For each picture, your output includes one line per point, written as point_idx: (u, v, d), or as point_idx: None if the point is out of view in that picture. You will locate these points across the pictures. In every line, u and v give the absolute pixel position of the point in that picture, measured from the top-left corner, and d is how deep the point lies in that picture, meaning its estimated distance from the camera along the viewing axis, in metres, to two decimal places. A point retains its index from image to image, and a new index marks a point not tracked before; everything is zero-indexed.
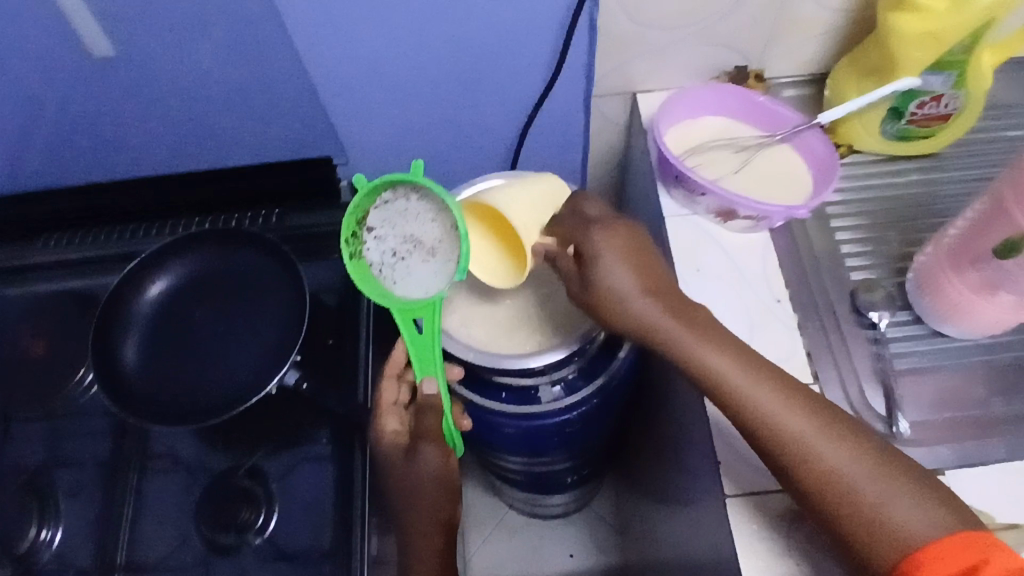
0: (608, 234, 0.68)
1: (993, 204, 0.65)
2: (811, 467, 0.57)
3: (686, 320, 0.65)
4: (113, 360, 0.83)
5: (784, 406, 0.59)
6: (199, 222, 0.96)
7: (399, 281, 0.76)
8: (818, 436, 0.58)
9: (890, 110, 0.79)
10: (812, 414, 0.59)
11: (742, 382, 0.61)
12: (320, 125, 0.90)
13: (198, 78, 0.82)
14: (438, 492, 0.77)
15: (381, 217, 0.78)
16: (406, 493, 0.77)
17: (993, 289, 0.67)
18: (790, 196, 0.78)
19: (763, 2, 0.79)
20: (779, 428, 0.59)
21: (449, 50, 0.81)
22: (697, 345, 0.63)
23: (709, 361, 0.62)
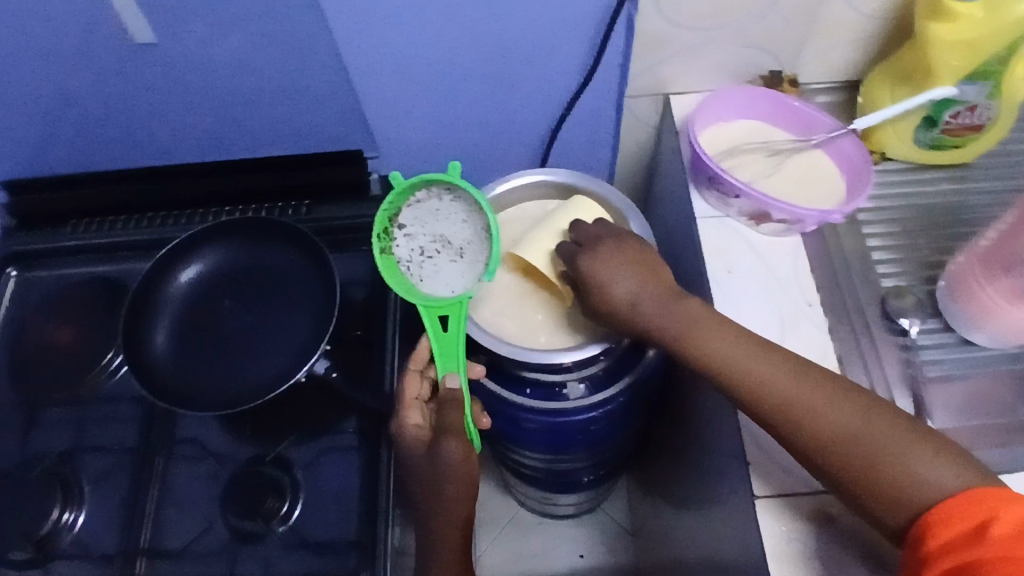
0: (603, 250, 0.74)
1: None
2: (810, 435, 0.59)
3: (681, 313, 0.68)
4: (143, 344, 0.84)
5: (780, 382, 0.61)
6: (229, 210, 0.96)
7: (426, 278, 0.78)
8: (812, 403, 0.59)
9: (924, 118, 0.79)
10: (804, 382, 0.60)
11: (735, 358, 0.63)
12: (353, 118, 0.90)
13: (236, 68, 0.82)
14: (461, 492, 0.73)
15: (413, 215, 0.80)
16: (429, 490, 0.74)
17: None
18: (823, 200, 0.78)
19: (801, 7, 0.79)
20: (773, 400, 0.61)
21: (487, 46, 0.81)
22: (694, 336, 0.66)
23: (702, 342, 0.65)
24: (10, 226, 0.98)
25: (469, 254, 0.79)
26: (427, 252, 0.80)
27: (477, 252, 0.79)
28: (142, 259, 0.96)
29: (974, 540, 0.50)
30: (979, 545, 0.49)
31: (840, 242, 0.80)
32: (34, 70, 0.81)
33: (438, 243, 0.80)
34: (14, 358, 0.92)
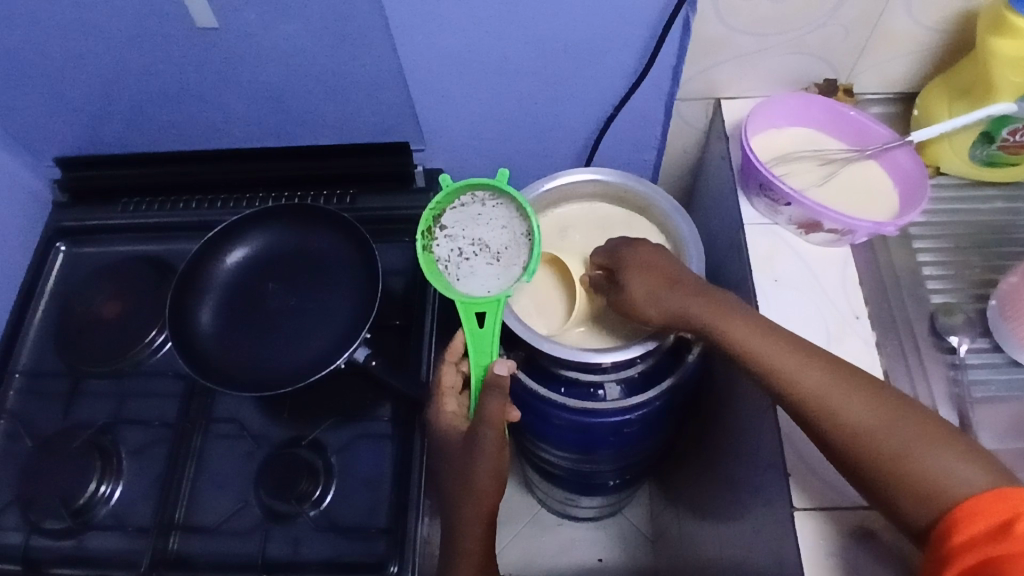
0: (644, 249, 0.76)
1: None
2: (837, 426, 0.60)
3: (719, 306, 0.68)
4: (187, 323, 0.85)
5: (813, 379, 0.62)
6: (276, 196, 0.97)
7: (462, 278, 0.78)
8: (839, 395, 0.61)
9: (981, 134, 0.77)
10: (833, 377, 0.62)
11: (767, 347, 0.65)
12: (402, 110, 0.91)
13: (292, 55, 0.83)
14: (493, 486, 0.71)
15: (456, 218, 0.81)
16: (460, 481, 0.72)
17: None
18: (874, 212, 0.77)
19: (861, 15, 0.78)
20: (802, 390, 0.62)
21: (540, 43, 0.81)
22: (731, 327, 0.67)
23: (733, 331, 0.66)
24: (64, 202, 1.00)
25: (506, 258, 0.78)
26: (465, 254, 0.79)
27: (514, 257, 0.78)
28: (189, 240, 0.98)
29: (996, 536, 0.51)
30: (1002, 541, 0.50)
31: (888, 256, 0.79)
32: (97, 49, 0.82)
33: (477, 246, 0.79)
34: (61, 330, 0.94)
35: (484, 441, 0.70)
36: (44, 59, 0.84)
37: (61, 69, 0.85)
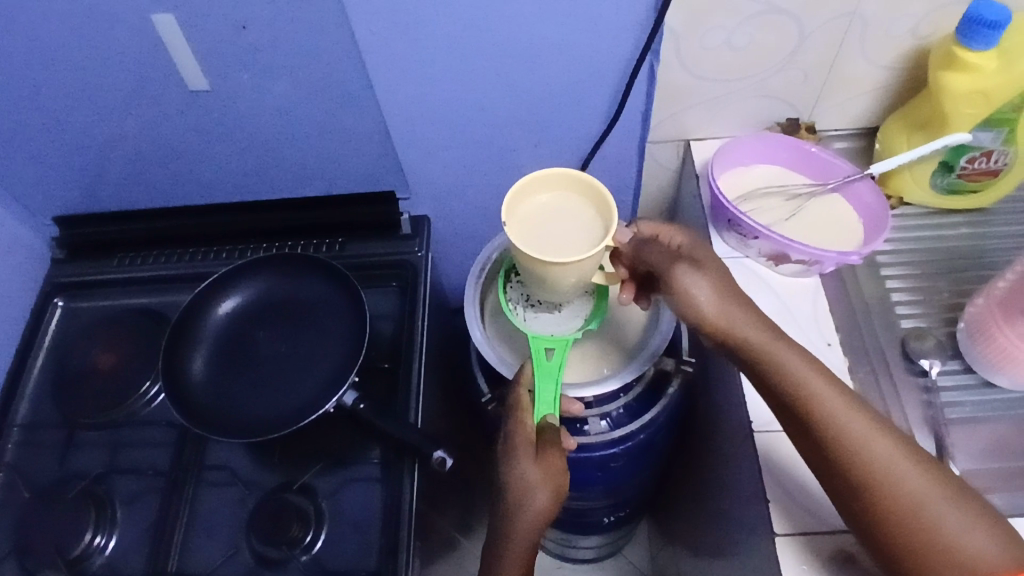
0: (704, 248, 0.72)
1: None
2: (895, 493, 0.59)
3: (769, 331, 0.67)
4: (180, 371, 0.87)
5: (864, 425, 0.62)
6: (268, 246, 0.99)
7: (529, 320, 0.81)
8: (886, 448, 0.61)
9: (940, 164, 0.81)
10: (881, 429, 0.62)
11: (828, 398, 0.63)
12: (386, 161, 0.95)
13: (281, 112, 0.87)
14: (552, 493, 0.69)
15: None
16: (512, 484, 0.69)
17: None
18: (840, 242, 0.80)
19: (816, 59, 0.83)
20: (856, 444, 0.61)
21: (515, 94, 0.86)
22: (785, 355, 0.66)
23: (786, 372, 0.65)
24: (62, 258, 1.03)
25: (572, 307, 0.82)
26: (532, 302, 0.83)
27: (580, 308, 0.82)
28: (183, 291, 1.00)
29: None
30: None
31: (858, 283, 0.81)
32: (95, 112, 0.87)
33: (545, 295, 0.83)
34: (58, 383, 0.95)
35: (551, 452, 0.70)
36: (45, 123, 0.88)
37: (61, 132, 0.90)
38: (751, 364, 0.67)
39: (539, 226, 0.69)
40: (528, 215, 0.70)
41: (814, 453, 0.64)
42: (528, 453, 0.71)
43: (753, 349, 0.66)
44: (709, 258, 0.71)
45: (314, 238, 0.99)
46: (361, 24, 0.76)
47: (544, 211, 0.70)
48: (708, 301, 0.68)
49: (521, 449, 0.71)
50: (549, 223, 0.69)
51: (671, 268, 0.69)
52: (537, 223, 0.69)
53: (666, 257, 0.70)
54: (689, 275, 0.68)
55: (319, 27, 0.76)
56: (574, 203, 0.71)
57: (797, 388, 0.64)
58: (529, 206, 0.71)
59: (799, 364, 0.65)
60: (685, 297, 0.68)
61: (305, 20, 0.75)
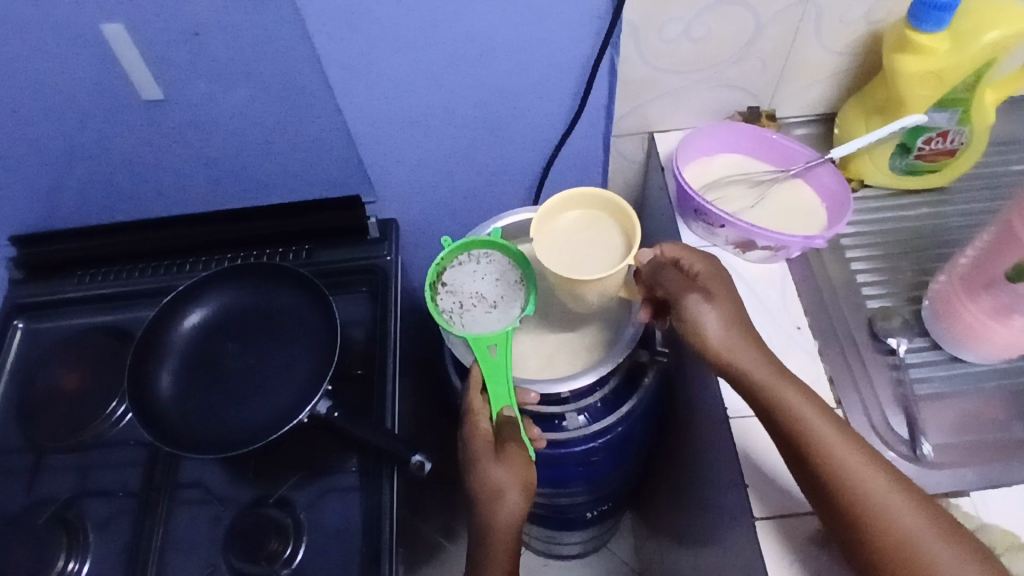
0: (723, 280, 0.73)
1: (1002, 231, 0.68)
2: (884, 529, 0.59)
3: (773, 365, 0.67)
4: (147, 388, 0.85)
5: (859, 461, 0.62)
6: (236, 255, 0.97)
7: (465, 324, 0.78)
8: (880, 485, 0.61)
9: (899, 145, 0.82)
10: (876, 464, 0.62)
11: (820, 428, 0.63)
12: (350, 165, 0.94)
13: (239, 119, 0.85)
14: (524, 495, 0.70)
15: (457, 273, 0.82)
16: (484, 491, 0.69)
17: (1009, 313, 0.69)
18: (804, 227, 0.81)
19: (773, 46, 0.83)
20: (852, 481, 0.61)
21: (477, 93, 0.85)
22: (784, 390, 0.66)
23: (782, 406, 0.65)
24: (20, 278, 1.00)
25: (504, 303, 0.80)
26: (465, 306, 0.80)
27: (512, 300, 0.80)
28: (148, 306, 0.98)
29: None
30: None
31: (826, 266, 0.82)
32: (46, 126, 0.84)
33: (473, 297, 0.80)
34: (21, 407, 0.93)
35: (512, 448, 0.70)
36: None
37: (11, 148, 0.87)
38: (743, 390, 0.68)
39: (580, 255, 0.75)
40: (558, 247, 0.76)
41: (806, 480, 0.64)
42: (491, 456, 0.71)
43: (747, 378, 0.67)
44: (720, 288, 0.71)
45: (280, 247, 0.98)
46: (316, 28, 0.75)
47: (561, 239, 0.76)
48: (716, 333, 0.68)
49: (483, 452, 0.71)
50: (578, 244, 0.76)
51: (682, 299, 0.70)
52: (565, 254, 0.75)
53: (682, 283, 0.71)
54: (700, 307, 0.69)
55: (273, 31, 0.74)
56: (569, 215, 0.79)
57: (794, 422, 0.64)
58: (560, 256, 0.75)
59: (796, 396, 0.65)
60: (694, 327, 0.69)
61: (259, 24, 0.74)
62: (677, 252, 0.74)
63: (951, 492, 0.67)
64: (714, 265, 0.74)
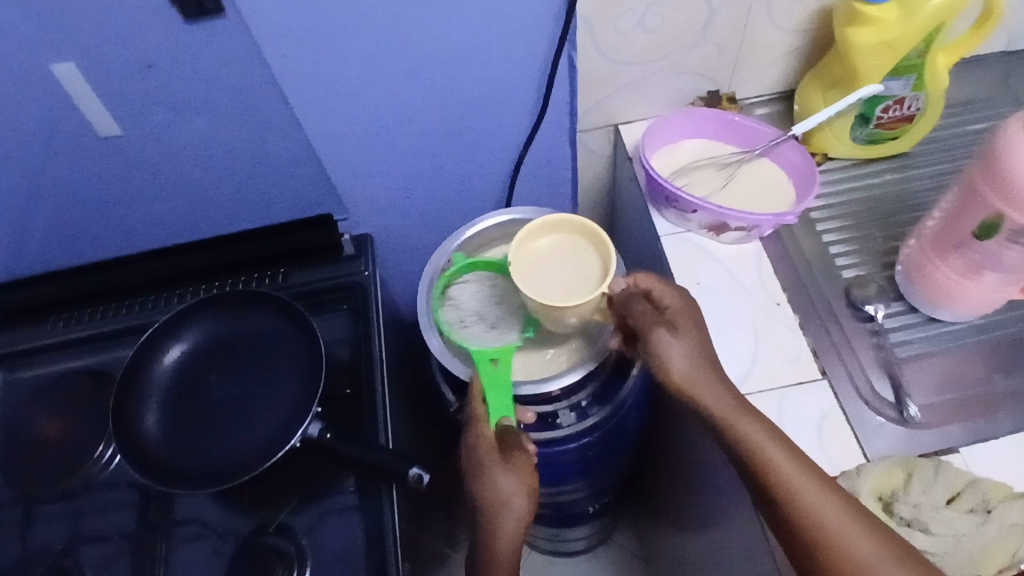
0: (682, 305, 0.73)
1: (962, 192, 0.69)
2: (842, 561, 0.56)
3: (732, 397, 0.66)
4: (133, 429, 0.84)
5: (817, 491, 0.59)
6: (209, 286, 0.96)
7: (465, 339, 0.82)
8: (838, 515, 0.58)
9: (858, 116, 0.84)
10: (834, 493, 0.59)
11: (778, 462, 0.61)
12: (318, 183, 0.93)
13: (201, 148, 0.84)
14: (528, 504, 0.69)
15: (469, 292, 0.86)
16: (491, 497, 0.69)
17: (979, 270, 0.70)
18: (773, 205, 0.82)
19: (726, 30, 0.85)
20: (812, 512, 0.59)
21: (439, 101, 0.85)
22: (741, 422, 0.64)
23: (741, 437, 0.63)
24: None
25: (503, 323, 0.83)
26: (466, 321, 0.83)
27: (512, 322, 0.83)
28: (124, 344, 0.96)
29: None
30: None
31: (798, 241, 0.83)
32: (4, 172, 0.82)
33: (476, 315, 0.84)
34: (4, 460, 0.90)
35: (516, 455, 0.71)
36: None
37: None
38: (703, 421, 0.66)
39: (562, 269, 0.77)
40: (536, 281, 0.76)
41: (773, 518, 0.61)
42: (496, 461, 0.70)
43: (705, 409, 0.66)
44: (688, 322, 0.71)
45: (256, 272, 0.96)
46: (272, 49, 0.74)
47: (540, 275, 0.76)
48: (680, 365, 0.68)
49: (489, 458, 0.70)
50: (561, 271, 0.76)
51: (651, 333, 0.70)
52: (549, 287, 0.75)
53: (649, 319, 0.71)
54: (666, 341, 0.69)
55: (228, 56, 0.74)
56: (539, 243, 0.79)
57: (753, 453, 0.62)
58: (561, 284, 0.75)
59: (755, 431, 0.63)
60: (657, 361, 0.69)
61: (213, 50, 0.73)
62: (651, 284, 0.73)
63: (942, 450, 0.69)
64: (687, 300, 0.73)
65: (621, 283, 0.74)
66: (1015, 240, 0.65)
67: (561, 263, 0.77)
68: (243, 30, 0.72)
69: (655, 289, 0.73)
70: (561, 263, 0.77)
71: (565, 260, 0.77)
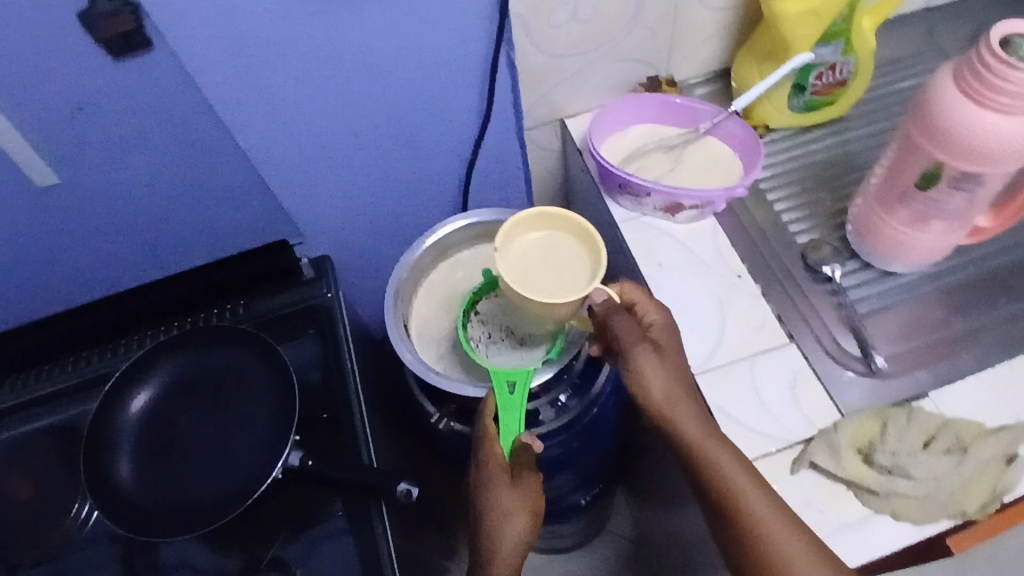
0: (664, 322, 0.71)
1: (901, 145, 0.71)
2: None
3: (707, 424, 0.65)
4: (106, 482, 0.81)
5: (786, 529, 0.61)
6: (165, 327, 0.94)
7: (490, 357, 0.81)
8: (801, 553, 0.60)
9: (793, 85, 0.86)
10: (798, 530, 0.61)
11: (752, 496, 0.62)
12: (270, 209, 0.92)
13: (144, 187, 0.82)
14: (526, 527, 0.67)
15: (492, 306, 0.86)
16: (498, 512, 0.68)
17: (925, 220, 0.73)
18: (723, 179, 0.84)
19: (658, 14, 0.86)
20: (779, 548, 0.60)
21: (382, 113, 0.85)
22: (717, 450, 0.63)
23: (715, 467, 0.63)
24: None
25: (534, 340, 0.82)
26: (494, 338, 0.83)
27: (540, 341, 0.81)
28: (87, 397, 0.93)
29: None
30: None
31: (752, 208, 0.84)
32: None
33: (506, 330, 0.83)
34: None
35: (527, 477, 0.69)
36: None
37: None
38: (677, 451, 0.65)
39: (544, 267, 0.74)
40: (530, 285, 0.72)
41: (735, 546, 0.62)
42: (504, 480, 0.69)
43: (684, 440, 0.64)
44: (670, 350, 0.68)
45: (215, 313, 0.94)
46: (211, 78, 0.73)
47: (527, 273, 0.74)
48: (659, 387, 0.66)
49: (497, 477, 0.69)
50: (548, 270, 0.74)
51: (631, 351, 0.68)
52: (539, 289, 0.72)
53: (633, 333, 0.68)
54: (649, 362, 0.67)
55: (162, 90, 0.72)
56: (526, 244, 0.77)
57: (724, 483, 0.63)
58: (543, 280, 0.73)
59: (730, 463, 0.63)
60: (636, 381, 0.67)
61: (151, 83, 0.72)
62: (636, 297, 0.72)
63: (911, 396, 0.71)
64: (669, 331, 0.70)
65: (603, 294, 0.70)
66: (958, 185, 0.68)
67: (551, 262, 0.75)
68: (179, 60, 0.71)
69: (634, 299, 0.72)
70: (552, 263, 0.75)
71: (551, 262, 0.75)
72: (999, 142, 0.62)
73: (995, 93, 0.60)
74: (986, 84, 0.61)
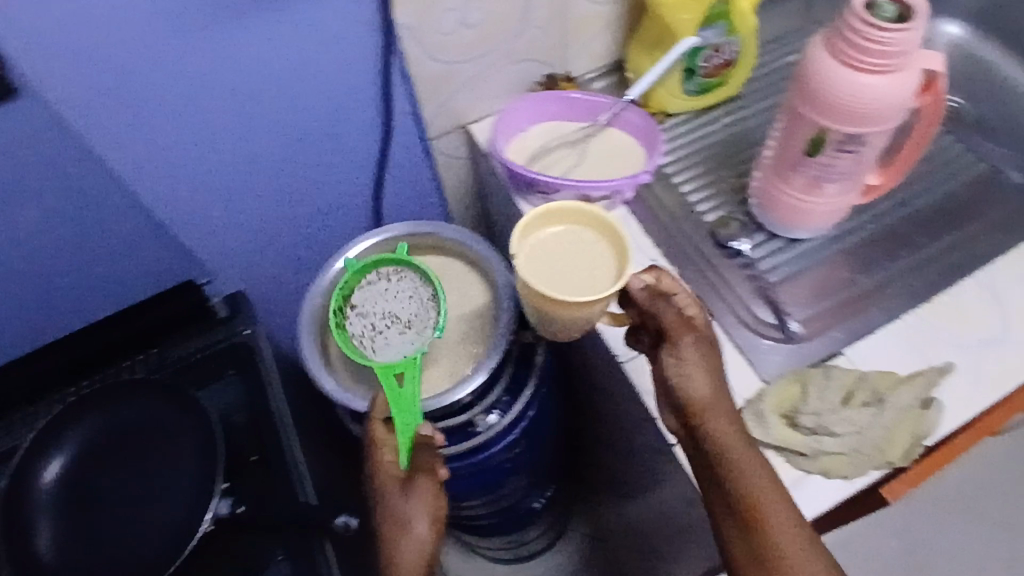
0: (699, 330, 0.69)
1: (788, 116, 0.74)
2: None
3: (742, 433, 0.65)
4: (27, 556, 0.77)
5: (804, 549, 0.59)
6: (72, 388, 0.87)
7: (377, 350, 0.75)
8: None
9: (684, 70, 0.88)
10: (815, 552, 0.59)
11: (773, 507, 0.60)
12: (172, 250, 0.88)
13: (24, 243, 0.77)
14: (427, 543, 0.67)
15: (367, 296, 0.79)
16: (399, 531, 0.67)
17: (818, 184, 0.75)
18: (627, 167, 0.85)
19: (544, 12, 0.86)
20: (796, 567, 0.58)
21: (277, 136, 0.83)
22: (748, 462, 0.63)
23: (738, 475, 0.62)
24: None
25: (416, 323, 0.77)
26: (377, 328, 0.77)
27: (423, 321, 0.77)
28: None
29: None
30: None
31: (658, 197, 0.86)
32: None
33: (389, 316, 0.77)
34: None
35: (419, 479, 0.68)
36: None
37: None
38: (703, 456, 0.65)
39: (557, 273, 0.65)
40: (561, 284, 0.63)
41: (746, 554, 0.60)
42: (395, 489, 0.69)
43: (715, 443, 0.64)
44: (688, 355, 0.67)
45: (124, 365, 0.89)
46: (88, 108, 0.70)
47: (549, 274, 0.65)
48: (699, 386, 0.66)
49: (388, 487, 0.69)
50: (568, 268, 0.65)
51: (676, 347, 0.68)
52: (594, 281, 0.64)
53: (681, 326, 0.68)
54: (690, 362, 0.67)
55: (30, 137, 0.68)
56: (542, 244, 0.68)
57: (746, 490, 0.62)
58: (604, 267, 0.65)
59: (757, 474, 0.62)
60: (681, 375, 0.67)
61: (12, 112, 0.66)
62: (673, 288, 0.68)
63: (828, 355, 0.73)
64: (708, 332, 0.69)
65: (637, 281, 0.68)
66: (843, 148, 0.71)
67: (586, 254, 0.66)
68: (48, 89, 0.67)
69: (664, 296, 0.69)
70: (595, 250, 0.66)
71: (558, 266, 0.65)
72: (875, 101, 0.66)
73: (863, 57, 0.64)
74: (851, 54, 0.65)
